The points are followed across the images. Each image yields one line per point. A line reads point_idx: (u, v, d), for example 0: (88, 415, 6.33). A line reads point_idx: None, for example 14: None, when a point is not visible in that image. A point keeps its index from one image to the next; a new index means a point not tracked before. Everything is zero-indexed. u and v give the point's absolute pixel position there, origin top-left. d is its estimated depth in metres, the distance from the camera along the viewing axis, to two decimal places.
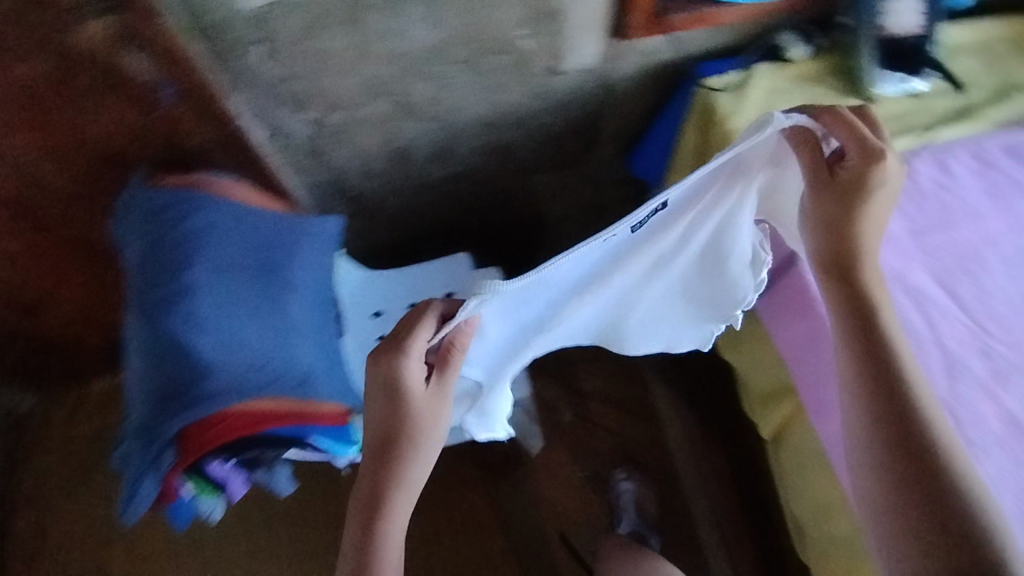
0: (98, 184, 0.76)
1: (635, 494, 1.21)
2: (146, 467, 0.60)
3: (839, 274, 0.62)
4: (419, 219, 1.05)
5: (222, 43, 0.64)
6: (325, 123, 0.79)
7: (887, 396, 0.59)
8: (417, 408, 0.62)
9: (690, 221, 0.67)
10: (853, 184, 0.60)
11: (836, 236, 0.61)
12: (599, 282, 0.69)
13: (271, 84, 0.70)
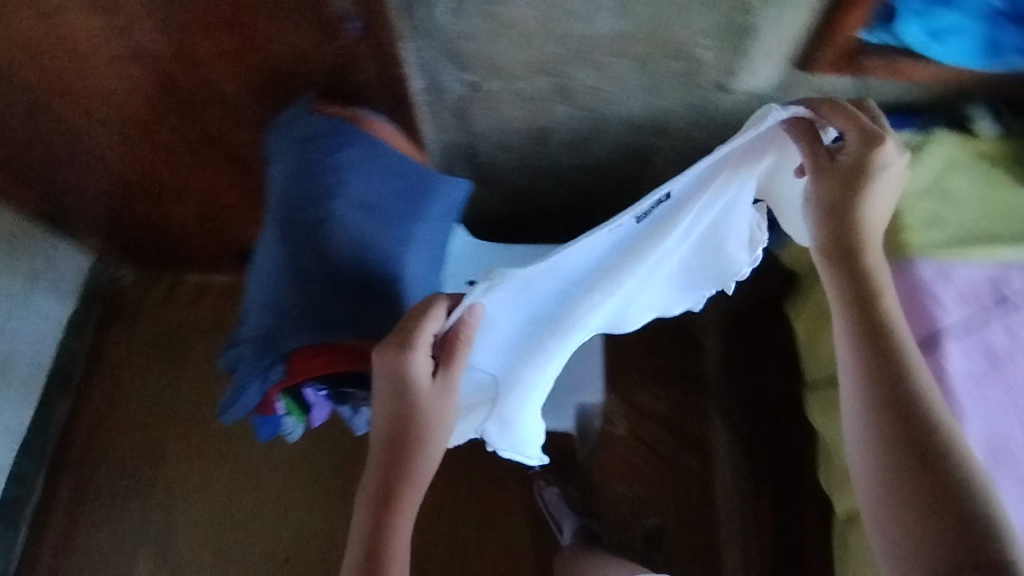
0: (264, 95, 0.80)
1: (561, 493, 1.19)
2: (255, 375, 0.64)
3: (841, 256, 0.61)
4: (536, 201, 1.05)
5: None
6: (482, 88, 0.79)
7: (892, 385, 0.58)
8: (424, 402, 0.64)
9: (698, 211, 0.68)
10: (849, 175, 0.59)
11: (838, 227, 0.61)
12: (610, 275, 0.71)
13: (446, 40, 0.71)
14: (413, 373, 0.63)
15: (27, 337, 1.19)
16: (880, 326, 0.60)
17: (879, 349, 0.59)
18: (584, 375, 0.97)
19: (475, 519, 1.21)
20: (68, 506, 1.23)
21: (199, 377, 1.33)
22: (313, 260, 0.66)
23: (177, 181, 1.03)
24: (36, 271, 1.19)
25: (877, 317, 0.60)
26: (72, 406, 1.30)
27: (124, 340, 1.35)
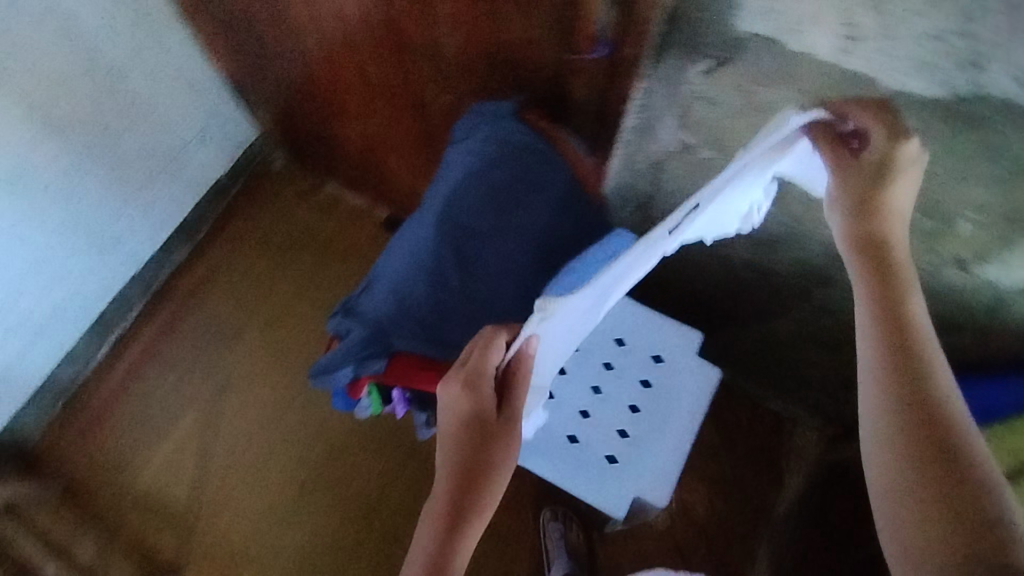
0: (476, 75, 0.77)
1: (563, 533, 1.13)
2: (354, 362, 0.65)
3: (867, 250, 0.52)
4: (684, 274, 0.98)
5: (683, 40, 0.58)
6: (694, 154, 0.70)
7: (914, 390, 0.48)
8: (493, 429, 0.61)
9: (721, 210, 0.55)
10: (881, 169, 0.50)
11: (866, 229, 0.51)
12: None
13: (686, 95, 0.63)
14: (482, 414, 0.61)
15: (176, 184, 1.25)
16: (905, 330, 0.50)
17: (905, 354, 0.49)
18: (658, 471, 0.88)
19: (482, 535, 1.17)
20: (147, 343, 1.30)
21: (298, 280, 1.37)
22: (457, 276, 0.68)
23: (361, 107, 1.04)
24: (208, 127, 1.26)
25: (911, 325, 0.50)
26: (186, 255, 1.37)
27: (251, 218, 1.41)
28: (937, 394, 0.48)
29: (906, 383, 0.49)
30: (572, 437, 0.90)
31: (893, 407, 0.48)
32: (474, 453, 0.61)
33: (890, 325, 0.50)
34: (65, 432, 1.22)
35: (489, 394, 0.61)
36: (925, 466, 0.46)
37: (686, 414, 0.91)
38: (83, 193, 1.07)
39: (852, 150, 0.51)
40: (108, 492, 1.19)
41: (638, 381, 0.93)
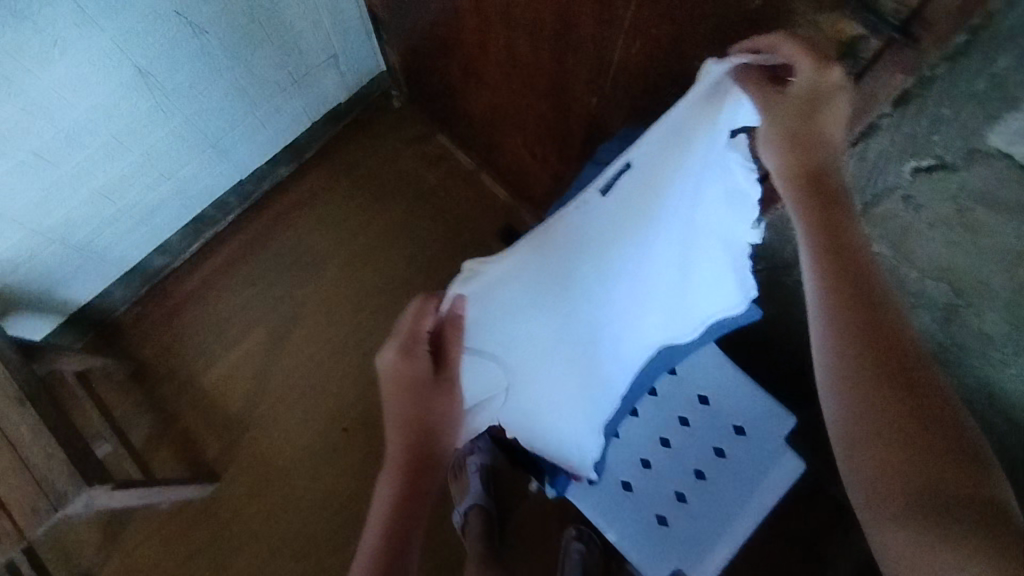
0: (637, 89, 0.69)
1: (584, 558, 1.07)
2: None
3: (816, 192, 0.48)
4: (793, 346, 0.89)
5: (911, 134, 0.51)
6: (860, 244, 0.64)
7: (866, 335, 0.45)
8: (428, 403, 0.55)
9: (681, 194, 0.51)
10: (819, 99, 0.46)
11: (804, 162, 0.48)
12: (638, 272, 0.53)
13: (874, 186, 0.57)
14: (417, 381, 0.55)
15: (296, 104, 1.23)
16: (862, 285, 0.46)
17: (846, 295, 0.46)
18: (711, 547, 0.83)
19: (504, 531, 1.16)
20: (234, 251, 1.31)
21: (389, 226, 1.34)
22: None
23: (497, 77, 0.97)
24: (338, 54, 1.22)
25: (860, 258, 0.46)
26: (289, 174, 1.36)
27: (357, 150, 1.39)
28: (886, 330, 0.45)
29: (856, 329, 0.45)
30: (626, 484, 0.85)
31: (849, 352, 0.45)
32: (421, 419, 0.56)
33: (834, 260, 0.46)
34: (144, 317, 1.27)
35: (425, 360, 0.55)
36: (891, 412, 0.43)
37: (755, 498, 0.84)
38: (207, 101, 1.05)
39: (778, 86, 0.47)
40: (172, 383, 1.24)
41: (713, 448, 0.86)
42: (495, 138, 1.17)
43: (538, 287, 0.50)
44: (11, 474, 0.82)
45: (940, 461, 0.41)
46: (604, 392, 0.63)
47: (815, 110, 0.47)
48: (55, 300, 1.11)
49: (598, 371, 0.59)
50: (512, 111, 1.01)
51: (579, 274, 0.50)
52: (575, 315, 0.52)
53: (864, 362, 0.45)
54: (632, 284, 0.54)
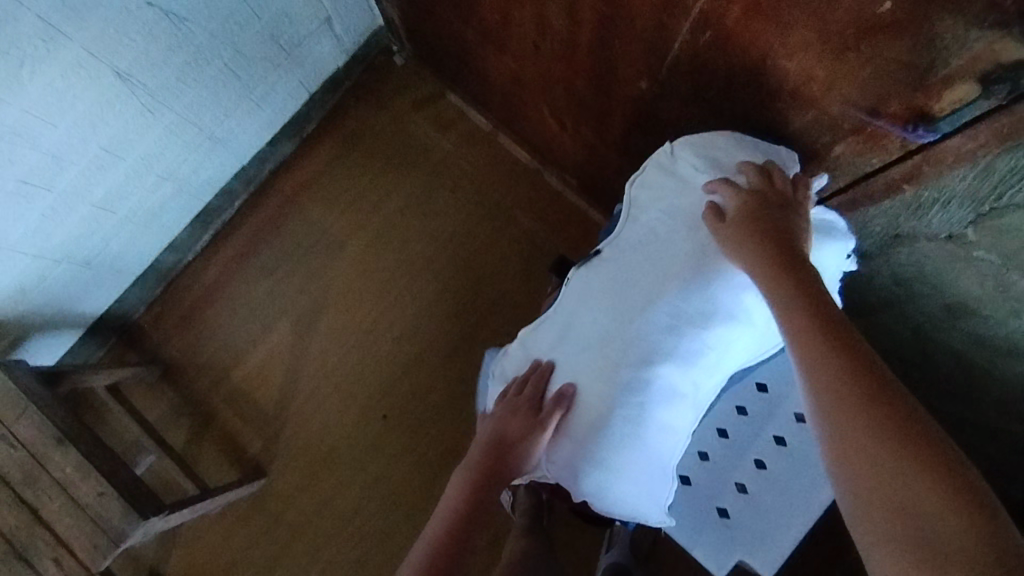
0: (695, 78, 0.60)
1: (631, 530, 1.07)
2: None
3: (776, 241, 0.49)
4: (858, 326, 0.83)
5: None
6: (962, 248, 0.56)
7: (846, 360, 0.45)
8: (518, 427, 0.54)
9: (661, 225, 0.56)
10: (769, 205, 0.51)
11: (752, 215, 0.50)
12: (632, 289, 0.54)
13: (995, 199, 0.49)
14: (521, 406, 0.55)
15: (291, 78, 1.11)
16: (843, 343, 0.46)
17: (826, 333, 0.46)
18: (771, 537, 0.80)
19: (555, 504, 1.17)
20: (246, 239, 1.24)
21: (405, 200, 1.26)
22: None
23: (517, 44, 0.85)
24: (332, 17, 1.09)
25: (833, 324, 0.46)
26: (292, 150, 1.26)
27: (361, 117, 1.27)
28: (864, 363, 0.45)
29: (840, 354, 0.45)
30: (684, 478, 0.83)
31: (816, 385, 0.46)
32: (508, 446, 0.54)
33: (813, 318, 0.47)
34: (164, 316, 1.22)
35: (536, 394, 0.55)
36: (879, 429, 0.43)
37: (818, 486, 0.79)
38: (197, 91, 0.94)
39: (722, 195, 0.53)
40: (202, 382, 1.21)
41: (773, 437, 0.81)
42: (516, 99, 1.05)
43: (545, 323, 0.59)
44: (66, 514, 0.80)
45: (928, 472, 0.41)
46: (664, 438, 0.52)
47: (769, 214, 0.50)
48: (70, 315, 1.05)
49: (648, 450, 0.51)
50: (538, 77, 0.89)
51: (575, 303, 0.57)
52: (573, 339, 0.55)
53: (850, 384, 0.44)
54: (637, 293, 0.54)
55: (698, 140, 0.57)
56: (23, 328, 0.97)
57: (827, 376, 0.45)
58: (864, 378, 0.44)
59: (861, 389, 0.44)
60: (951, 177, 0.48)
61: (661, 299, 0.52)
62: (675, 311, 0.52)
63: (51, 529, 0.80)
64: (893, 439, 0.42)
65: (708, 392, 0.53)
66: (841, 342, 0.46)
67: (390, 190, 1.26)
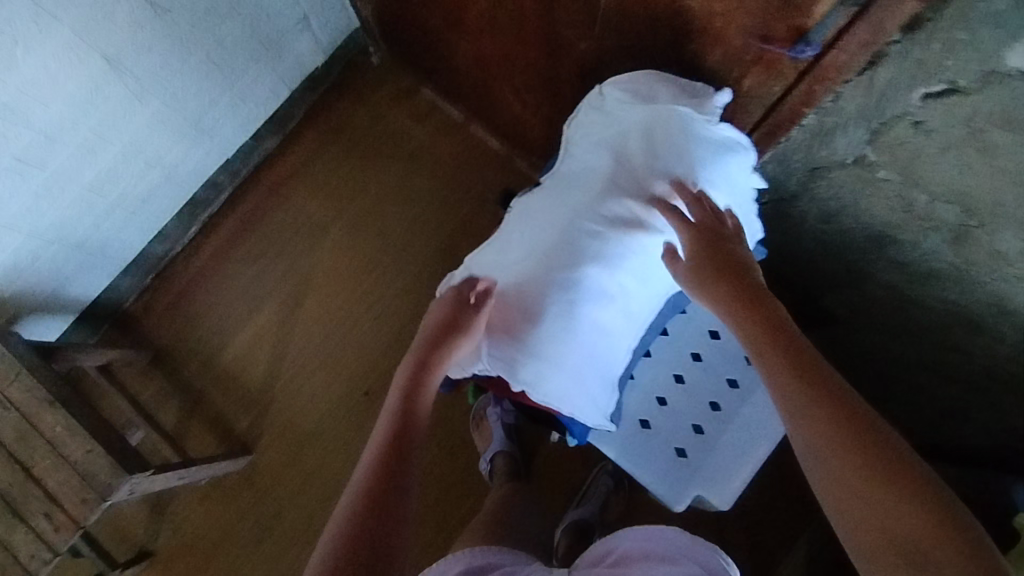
0: (626, 32, 0.66)
1: (606, 493, 1.14)
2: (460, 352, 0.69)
3: (678, 158, 0.56)
4: (802, 274, 0.89)
5: (920, 63, 0.48)
6: (868, 171, 0.62)
7: (819, 405, 0.50)
8: (449, 321, 0.58)
9: (589, 150, 0.61)
10: (714, 228, 0.55)
11: (663, 136, 0.57)
12: (562, 206, 0.60)
13: (881, 115, 0.55)
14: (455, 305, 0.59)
15: (272, 73, 1.18)
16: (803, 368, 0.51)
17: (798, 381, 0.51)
18: (724, 473, 0.86)
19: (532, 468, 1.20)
20: (232, 229, 1.30)
21: (383, 188, 1.32)
22: None
23: (477, 25, 0.92)
24: (309, 15, 1.16)
25: (804, 365, 0.52)
26: (276, 145, 1.33)
27: (341, 112, 1.34)
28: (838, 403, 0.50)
29: (813, 401, 0.50)
30: (644, 422, 0.89)
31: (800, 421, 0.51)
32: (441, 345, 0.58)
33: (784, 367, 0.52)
34: (154, 304, 1.27)
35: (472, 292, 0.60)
36: (852, 469, 0.48)
37: (765, 423, 0.86)
38: (181, 81, 1.01)
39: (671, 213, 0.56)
40: (191, 366, 1.25)
41: (726, 380, 0.88)
42: (482, 85, 1.12)
43: (489, 245, 0.64)
44: (56, 471, 0.84)
45: (919, 512, 0.46)
46: (596, 336, 0.57)
47: (676, 131, 0.56)
48: (64, 299, 1.10)
49: (576, 340, 0.56)
50: (497, 56, 0.96)
51: (515, 224, 0.63)
52: (512, 253, 0.61)
53: (823, 428, 0.50)
54: (566, 208, 0.59)
55: (619, 76, 0.62)
56: (18, 307, 1.02)
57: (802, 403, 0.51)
58: (832, 409, 0.50)
59: (835, 421, 0.49)
60: (838, 95, 0.54)
61: (588, 210, 0.58)
62: (599, 219, 0.57)
63: (42, 485, 0.84)
64: (874, 467, 0.47)
65: (634, 292, 0.58)
66: (814, 385, 0.51)
67: (369, 179, 1.33)
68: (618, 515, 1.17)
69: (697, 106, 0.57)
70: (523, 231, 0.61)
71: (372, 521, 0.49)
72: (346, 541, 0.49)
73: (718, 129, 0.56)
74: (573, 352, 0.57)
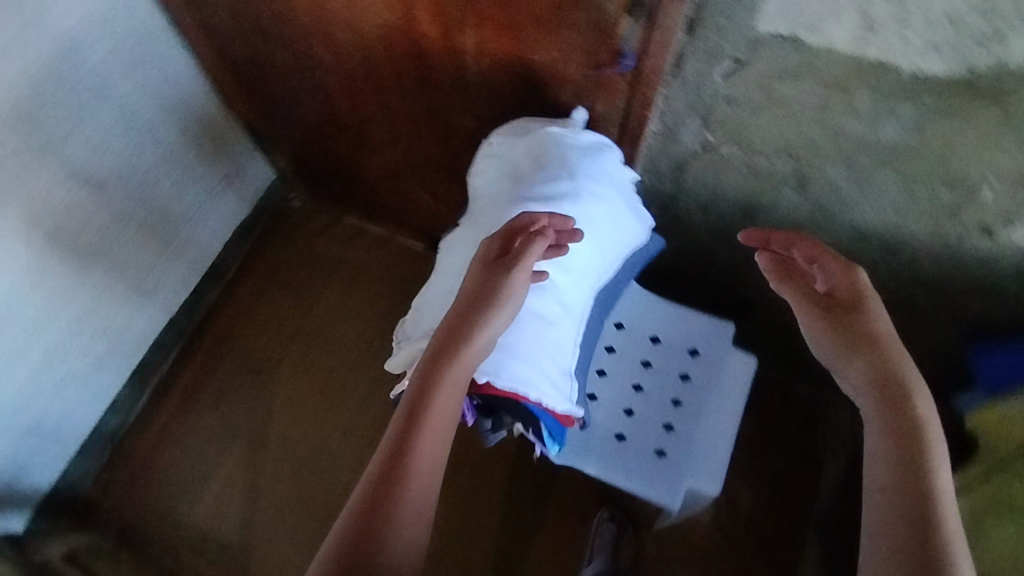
0: (499, 96, 0.80)
1: (612, 537, 1.12)
2: None
3: (558, 166, 0.69)
4: (709, 271, 1.00)
5: (710, 49, 0.64)
6: (715, 153, 0.76)
7: (907, 510, 0.59)
8: (477, 293, 0.62)
9: (492, 182, 0.74)
10: (850, 297, 0.70)
11: (544, 153, 0.70)
12: (481, 230, 0.71)
13: (707, 99, 0.69)
14: (488, 281, 0.63)
15: (204, 231, 1.28)
16: (912, 426, 0.63)
17: (906, 483, 0.61)
18: (706, 462, 0.90)
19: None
20: (187, 384, 1.32)
21: (324, 312, 1.39)
22: None
23: (378, 139, 1.07)
24: (231, 175, 1.28)
25: (926, 495, 0.60)
26: (217, 298, 1.39)
27: (274, 256, 1.43)
28: (933, 542, 0.57)
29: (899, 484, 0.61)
30: (620, 436, 0.92)
31: (880, 477, 0.63)
32: (462, 328, 0.61)
33: (905, 477, 0.61)
34: (115, 480, 1.23)
35: (504, 269, 0.63)
36: (894, 526, 0.59)
37: (724, 405, 0.93)
38: (120, 251, 1.09)
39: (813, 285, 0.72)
40: (162, 533, 1.20)
41: (677, 377, 0.95)
42: (395, 195, 1.25)
43: (432, 284, 0.74)
44: None
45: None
46: (537, 322, 0.67)
47: (552, 148, 0.69)
48: (17, 486, 1.07)
49: (520, 329, 0.66)
50: (401, 160, 1.10)
51: (448, 259, 0.74)
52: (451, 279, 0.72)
53: (893, 477, 0.62)
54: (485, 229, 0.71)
55: (499, 128, 0.76)
56: None
57: (890, 458, 0.63)
58: (917, 479, 0.61)
59: (910, 487, 0.61)
60: (666, 91, 0.69)
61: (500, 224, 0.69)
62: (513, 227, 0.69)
63: None
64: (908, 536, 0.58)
65: (558, 280, 0.68)
66: (909, 453, 0.62)
67: (310, 307, 1.39)
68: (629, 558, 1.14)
69: (561, 128, 0.70)
70: (454, 260, 0.73)
71: (389, 520, 0.57)
72: (352, 538, 0.56)
73: (584, 136, 0.69)
74: (520, 340, 0.66)
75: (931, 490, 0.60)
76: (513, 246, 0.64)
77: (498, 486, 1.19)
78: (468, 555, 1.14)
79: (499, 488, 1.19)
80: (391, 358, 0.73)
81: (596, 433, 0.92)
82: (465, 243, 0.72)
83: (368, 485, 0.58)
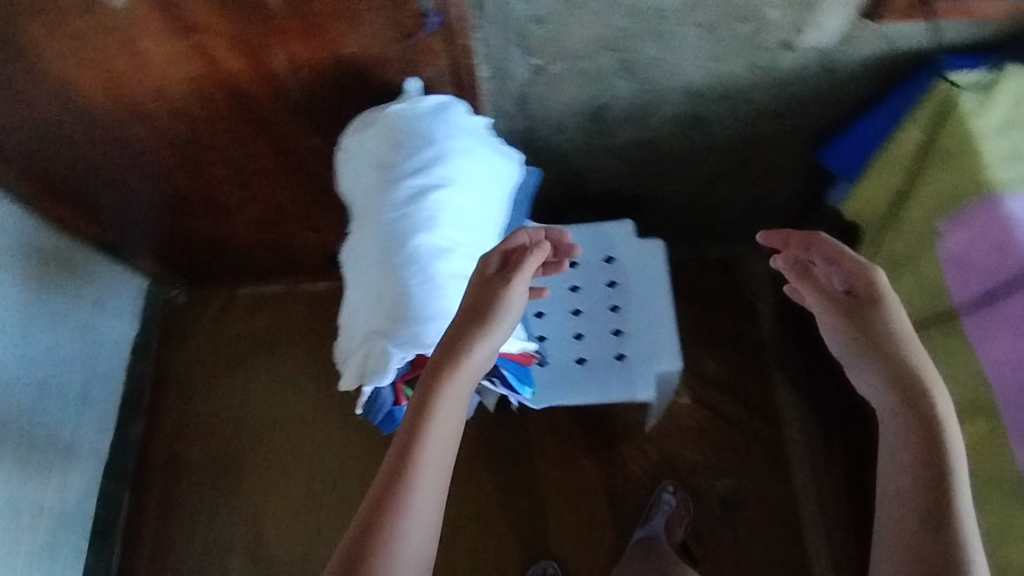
0: (331, 100, 0.80)
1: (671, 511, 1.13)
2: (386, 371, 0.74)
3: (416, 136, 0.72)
4: (588, 183, 1.05)
5: None
6: (546, 72, 0.81)
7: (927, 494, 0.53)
8: (482, 302, 0.63)
9: (360, 177, 0.75)
10: (860, 270, 0.63)
11: (398, 130, 0.73)
12: (371, 220, 0.72)
13: (518, 23, 0.73)
14: (489, 291, 0.63)
15: (98, 364, 1.20)
16: (923, 399, 0.56)
17: (923, 458, 0.54)
18: (660, 346, 0.97)
19: (555, 556, 1.15)
20: (153, 520, 1.23)
21: (257, 388, 1.33)
22: None
23: (232, 195, 1.03)
24: (101, 298, 1.20)
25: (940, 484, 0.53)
26: (143, 426, 1.30)
27: (181, 358, 1.35)
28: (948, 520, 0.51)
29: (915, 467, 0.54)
30: (580, 359, 0.97)
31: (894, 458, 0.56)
32: (468, 335, 0.62)
33: (926, 505, 0.52)
34: None
35: (505, 281, 0.64)
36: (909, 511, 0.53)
37: (654, 291, 1.00)
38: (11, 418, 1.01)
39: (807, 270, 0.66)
40: None
41: (605, 286, 1.01)
42: (273, 245, 1.21)
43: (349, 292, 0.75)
44: None
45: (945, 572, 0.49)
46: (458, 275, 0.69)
47: (404, 123, 0.73)
48: None
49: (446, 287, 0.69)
50: (263, 206, 1.06)
51: (353, 263, 0.75)
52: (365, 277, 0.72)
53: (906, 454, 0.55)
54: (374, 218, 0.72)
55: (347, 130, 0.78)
56: None
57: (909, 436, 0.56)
58: (936, 459, 0.54)
59: (928, 469, 0.54)
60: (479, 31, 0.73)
61: (386, 207, 0.71)
62: (399, 204, 0.71)
63: None
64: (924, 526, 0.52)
65: (461, 232, 0.71)
66: (923, 427, 0.56)
67: (239, 388, 1.33)
68: (636, 463, 1.20)
69: (403, 104, 0.73)
70: (359, 260, 0.73)
71: (390, 538, 0.54)
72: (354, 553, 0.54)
73: (424, 101, 0.73)
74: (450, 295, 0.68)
75: (944, 469, 0.54)
76: (511, 261, 0.65)
77: (495, 461, 1.21)
78: (498, 533, 1.17)
79: (497, 462, 1.21)
80: (342, 375, 0.72)
81: (559, 367, 0.96)
82: (361, 241, 0.74)
83: (375, 498, 0.56)
